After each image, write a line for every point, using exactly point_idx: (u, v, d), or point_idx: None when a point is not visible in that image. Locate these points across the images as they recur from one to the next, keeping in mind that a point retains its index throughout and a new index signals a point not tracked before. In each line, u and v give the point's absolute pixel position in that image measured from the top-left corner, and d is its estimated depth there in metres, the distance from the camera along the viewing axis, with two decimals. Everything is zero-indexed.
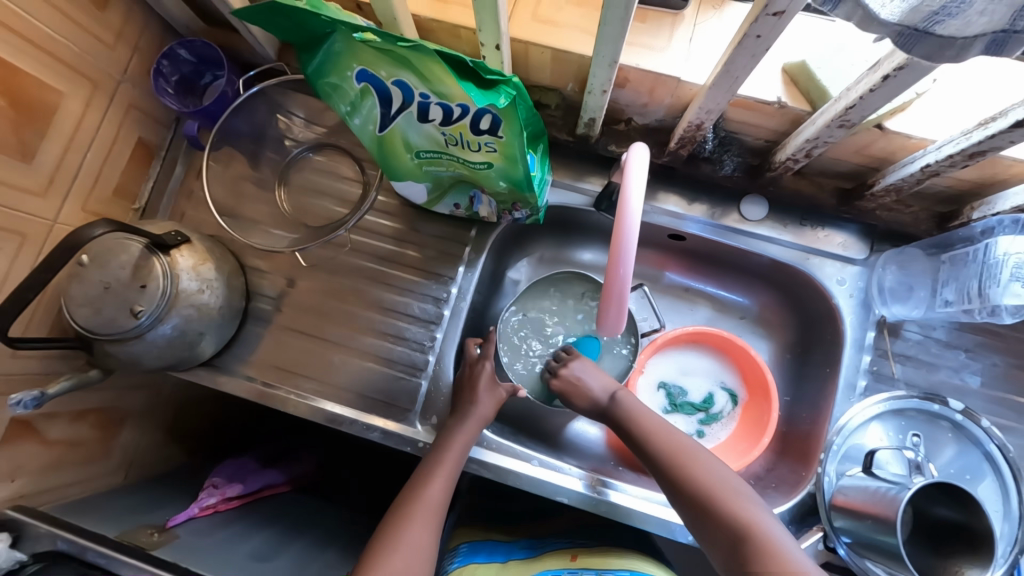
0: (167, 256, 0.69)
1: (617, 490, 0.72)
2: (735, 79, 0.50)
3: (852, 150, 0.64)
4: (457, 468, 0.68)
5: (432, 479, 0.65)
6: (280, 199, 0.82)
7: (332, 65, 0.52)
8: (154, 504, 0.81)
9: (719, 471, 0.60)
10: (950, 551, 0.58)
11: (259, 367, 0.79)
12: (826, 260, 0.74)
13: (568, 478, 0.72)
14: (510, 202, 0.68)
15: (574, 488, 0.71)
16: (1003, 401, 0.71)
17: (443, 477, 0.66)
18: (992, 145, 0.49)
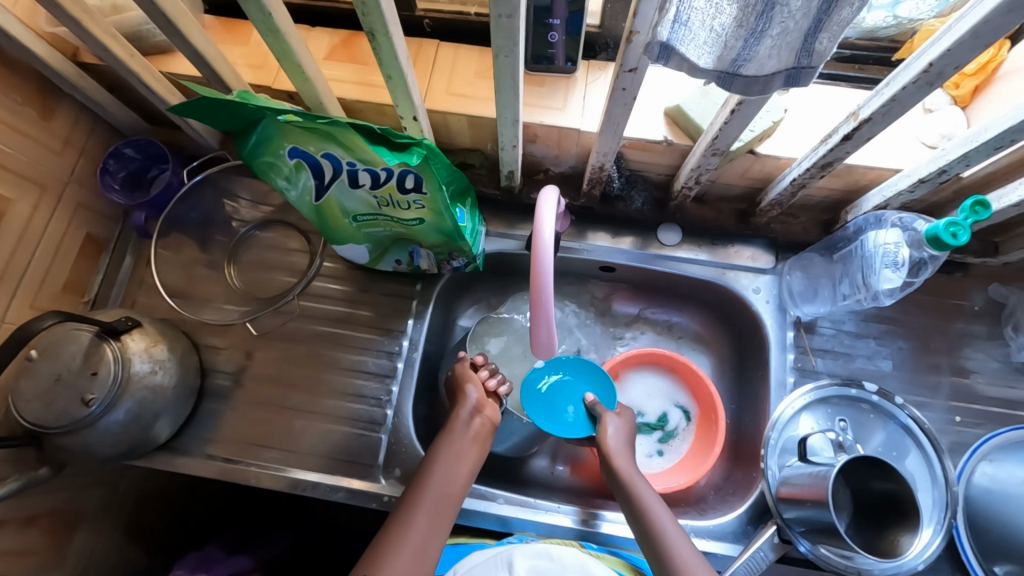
0: (119, 341, 0.71)
1: (609, 520, 0.73)
2: (617, 125, 0.59)
3: (738, 174, 0.73)
4: (458, 471, 0.63)
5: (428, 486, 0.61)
6: (230, 277, 0.86)
7: (266, 146, 0.58)
8: None
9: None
10: (890, 524, 0.62)
11: (219, 444, 0.79)
12: (740, 273, 0.82)
13: (558, 517, 0.73)
14: (447, 251, 0.75)
15: (565, 525, 0.73)
16: (916, 379, 0.78)
17: (437, 482, 0.62)
18: (835, 156, 0.59)
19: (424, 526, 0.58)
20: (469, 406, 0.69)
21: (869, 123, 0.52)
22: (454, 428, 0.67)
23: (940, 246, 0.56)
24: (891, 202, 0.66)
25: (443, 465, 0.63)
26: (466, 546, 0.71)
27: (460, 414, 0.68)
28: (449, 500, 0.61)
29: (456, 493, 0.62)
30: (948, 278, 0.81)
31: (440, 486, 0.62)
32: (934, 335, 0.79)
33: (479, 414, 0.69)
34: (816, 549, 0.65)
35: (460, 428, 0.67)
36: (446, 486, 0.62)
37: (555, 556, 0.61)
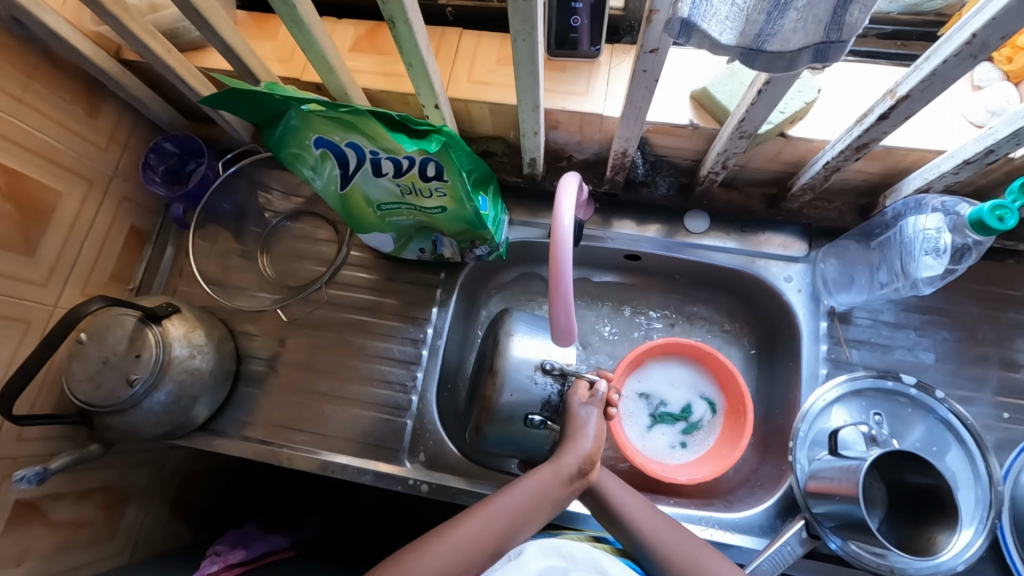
0: (160, 326, 0.74)
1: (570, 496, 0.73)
2: (639, 109, 0.58)
3: (768, 158, 0.71)
4: (525, 506, 0.63)
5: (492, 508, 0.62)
6: (263, 265, 0.89)
7: (292, 137, 0.60)
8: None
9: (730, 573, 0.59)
10: (926, 521, 0.60)
11: (254, 425, 0.83)
12: (771, 261, 0.79)
13: None
14: (470, 240, 0.75)
15: None
16: (960, 372, 0.74)
17: (504, 510, 0.62)
18: (871, 137, 0.56)
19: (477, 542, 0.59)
20: (579, 462, 0.66)
21: (906, 101, 0.50)
22: (549, 472, 0.65)
23: (983, 231, 0.52)
24: (932, 185, 0.62)
25: (522, 500, 0.62)
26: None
27: (564, 466, 0.65)
28: (511, 529, 0.61)
29: (520, 525, 0.62)
30: (997, 265, 0.76)
31: (508, 514, 0.61)
32: (979, 326, 0.75)
33: (580, 468, 0.66)
34: (847, 545, 0.63)
35: (556, 475, 0.65)
36: (512, 517, 0.62)
37: (566, 552, 0.57)
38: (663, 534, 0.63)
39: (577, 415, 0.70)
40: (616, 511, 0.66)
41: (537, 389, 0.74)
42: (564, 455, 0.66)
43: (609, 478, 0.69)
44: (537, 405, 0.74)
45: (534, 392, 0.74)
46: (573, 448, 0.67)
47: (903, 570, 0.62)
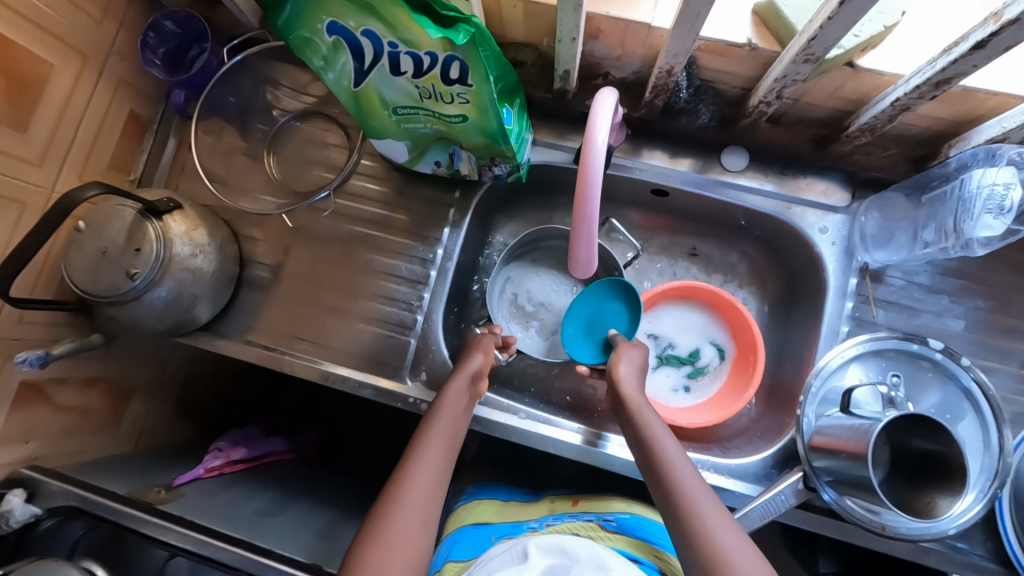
0: (160, 221, 0.71)
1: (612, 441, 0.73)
2: (696, 17, 0.51)
3: (826, 93, 0.64)
4: (456, 426, 0.65)
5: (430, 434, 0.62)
6: (269, 167, 0.84)
7: (302, 20, 0.53)
8: (165, 467, 0.83)
9: (741, 542, 0.50)
10: (927, 484, 0.60)
11: (257, 332, 0.82)
12: (807, 209, 0.74)
13: (566, 433, 0.73)
14: (489, 156, 0.70)
15: (571, 441, 0.73)
16: (988, 343, 0.71)
17: (442, 434, 0.63)
18: (956, 71, 0.49)
19: (427, 482, 0.58)
20: (469, 371, 0.70)
21: (1012, 28, 0.43)
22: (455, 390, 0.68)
23: None
24: (1009, 135, 0.56)
25: (445, 424, 0.64)
26: (486, 527, 0.71)
27: (461, 377, 0.69)
28: (448, 458, 0.62)
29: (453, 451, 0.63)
30: None
31: (441, 441, 0.62)
32: (1018, 298, 0.71)
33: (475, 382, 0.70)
34: (842, 500, 0.63)
35: (463, 388, 0.68)
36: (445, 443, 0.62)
37: (569, 551, 0.55)
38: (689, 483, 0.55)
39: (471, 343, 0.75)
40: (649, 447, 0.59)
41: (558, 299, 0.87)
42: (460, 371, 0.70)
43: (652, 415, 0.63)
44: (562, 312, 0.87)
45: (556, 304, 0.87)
46: (468, 368, 0.70)
47: (895, 529, 0.62)
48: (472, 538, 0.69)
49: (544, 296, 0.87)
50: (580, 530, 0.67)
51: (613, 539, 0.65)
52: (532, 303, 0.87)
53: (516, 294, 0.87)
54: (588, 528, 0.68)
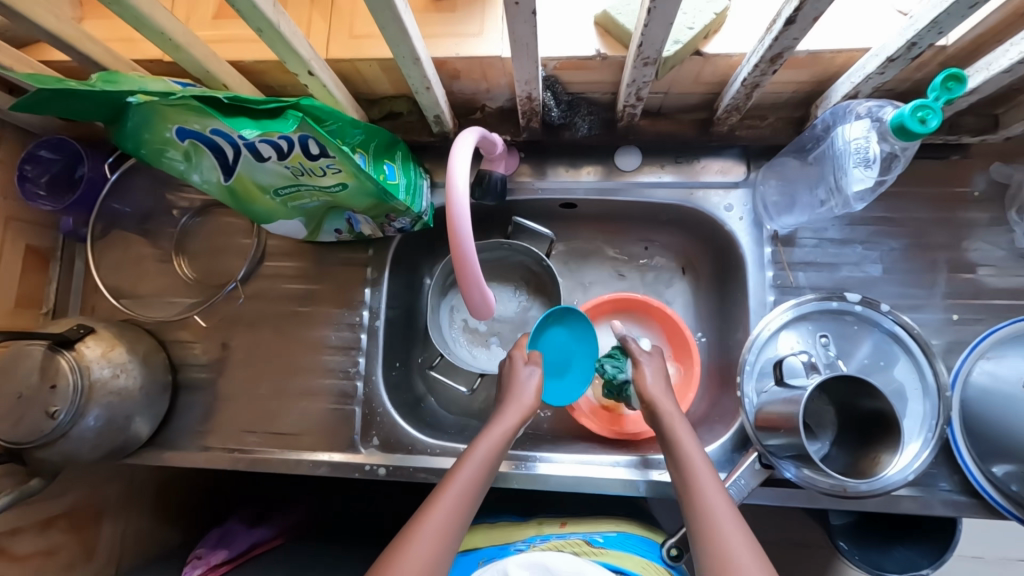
0: (73, 351, 0.70)
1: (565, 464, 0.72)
2: (528, 46, 0.51)
3: (690, 81, 0.65)
4: (488, 468, 0.58)
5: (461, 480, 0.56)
6: (180, 267, 0.83)
7: (148, 133, 0.53)
8: None
9: None
10: (872, 442, 0.59)
11: (205, 433, 0.80)
12: (709, 190, 0.75)
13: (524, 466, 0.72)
14: (384, 214, 0.69)
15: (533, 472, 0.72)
16: (909, 281, 0.72)
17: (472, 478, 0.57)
18: (783, 46, 0.50)
19: (455, 515, 0.54)
20: (517, 411, 0.63)
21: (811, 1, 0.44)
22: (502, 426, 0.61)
23: (906, 136, 0.47)
24: (860, 89, 0.57)
25: (484, 457, 0.59)
26: (474, 552, 0.72)
27: (507, 419, 0.62)
28: (483, 490, 0.57)
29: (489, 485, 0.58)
30: (943, 164, 0.72)
31: (476, 475, 0.57)
32: (927, 230, 0.72)
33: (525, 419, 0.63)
34: (802, 472, 0.62)
35: (503, 428, 0.61)
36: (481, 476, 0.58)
37: (549, 565, 0.58)
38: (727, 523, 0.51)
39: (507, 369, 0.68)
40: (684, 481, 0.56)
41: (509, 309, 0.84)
42: (508, 409, 0.63)
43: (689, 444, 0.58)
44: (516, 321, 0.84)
45: (509, 313, 0.84)
46: (518, 402, 0.63)
47: (855, 489, 0.62)
48: (461, 565, 0.70)
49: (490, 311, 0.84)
50: (566, 547, 0.67)
51: (600, 555, 0.65)
52: (484, 322, 0.84)
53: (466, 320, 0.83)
54: (575, 544, 0.68)
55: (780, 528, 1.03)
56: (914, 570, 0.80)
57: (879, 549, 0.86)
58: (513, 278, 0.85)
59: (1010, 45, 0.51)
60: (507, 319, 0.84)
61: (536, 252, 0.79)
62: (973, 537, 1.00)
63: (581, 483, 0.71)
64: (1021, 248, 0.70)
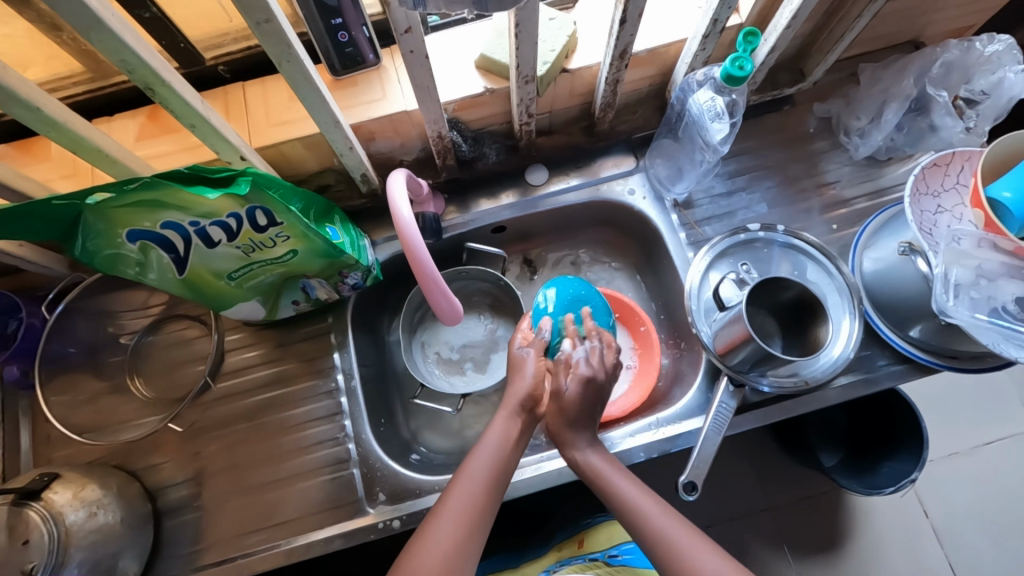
0: (42, 500, 0.66)
1: (549, 459, 0.75)
2: (428, 89, 0.61)
3: (566, 95, 0.78)
4: (499, 456, 0.63)
5: (473, 474, 0.61)
6: (137, 388, 0.82)
7: (99, 242, 0.56)
8: None
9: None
10: (811, 327, 0.69)
11: (201, 552, 0.75)
12: (612, 182, 0.87)
13: (519, 471, 0.75)
14: (336, 272, 0.74)
15: (528, 475, 0.74)
16: (792, 209, 0.85)
17: (482, 470, 0.61)
18: (625, 44, 0.64)
19: (472, 510, 0.58)
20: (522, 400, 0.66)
21: (631, 2, 0.57)
22: (506, 420, 0.65)
23: (736, 82, 0.61)
24: (693, 67, 0.72)
25: (491, 454, 0.63)
26: None
27: (512, 398, 0.67)
28: (495, 483, 0.61)
29: (500, 478, 0.62)
30: (780, 114, 0.89)
31: (487, 467, 0.62)
32: (788, 166, 0.87)
33: (521, 410, 0.66)
34: (772, 379, 0.72)
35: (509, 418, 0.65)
36: (492, 469, 0.62)
37: None
38: (673, 531, 0.57)
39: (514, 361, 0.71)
40: (609, 500, 0.62)
41: (476, 331, 0.89)
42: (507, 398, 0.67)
43: (619, 475, 0.63)
44: (482, 341, 0.89)
45: (475, 335, 0.89)
46: (523, 384, 0.68)
47: (814, 378, 0.72)
48: None
49: (461, 338, 0.89)
50: (588, 569, 0.72)
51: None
52: (456, 351, 0.88)
53: (438, 351, 0.88)
54: (595, 567, 0.73)
55: (781, 473, 1.08)
56: (905, 477, 0.89)
57: (871, 471, 0.95)
58: (477, 297, 0.91)
59: (782, 9, 0.67)
60: (478, 343, 0.89)
61: (493, 273, 0.86)
62: (938, 430, 1.11)
63: None
64: (860, 160, 0.86)
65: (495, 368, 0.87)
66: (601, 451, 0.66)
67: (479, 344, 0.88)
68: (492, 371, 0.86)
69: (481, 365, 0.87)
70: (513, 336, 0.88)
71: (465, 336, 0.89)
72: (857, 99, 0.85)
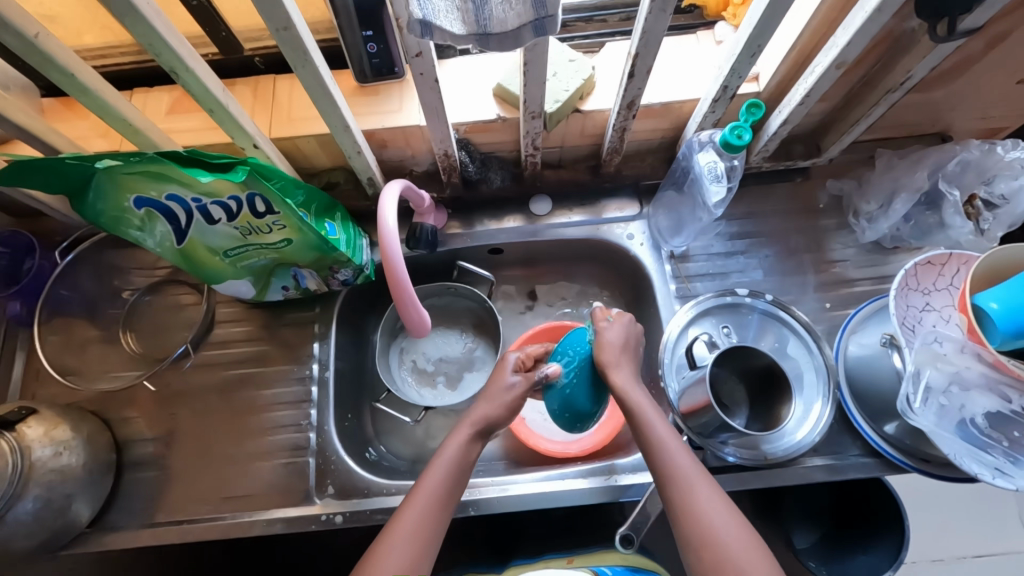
0: (13, 431, 0.69)
1: (502, 486, 0.76)
2: (437, 110, 0.64)
3: (578, 134, 0.80)
4: (456, 475, 0.62)
5: (428, 490, 0.61)
6: (127, 343, 0.86)
7: (106, 203, 0.60)
8: None
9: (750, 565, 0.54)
10: (777, 402, 0.68)
11: (154, 510, 0.78)
12: (613, 224, 0.88)
13: (469, 492, 0.75)
14: (327, 266, 0.77)
15: (478, 497, 0.75)
16: (787, 280, 0.84)
17: (438, 487, 0.61)
18: (632, 96, 0.65)
19: (424, 534, 0.59)
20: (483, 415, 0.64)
21: (639, 58, 0.58)
22: (462, 435, 0.64)
23: (734, 150, 0.62)
24: (701, 126, 0.73)
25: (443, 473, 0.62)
26: None
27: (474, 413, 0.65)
28: (449, 499, 0.62)
29: (456, 493, 0.62)
30: (791, 185, 0.89)
31: (442, 484, 0.61)
32: (791, 238, 0.87)
33: (484, 426, 0.64)
34: (737, 450, 0.71)
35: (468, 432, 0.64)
36: (446, 486, 0.62)
37: None
38: (692, 482, 0.58)
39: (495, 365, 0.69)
40: (653, 448, 0.60)
41: (456, 348, 0.91)
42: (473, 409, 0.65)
43: (653, 412, 0.62)
44: (460, 359, 0.90)
45: (454, 351, 0.90)
46: (487, 400, 0.65)
47: (774, 455, 0.71)
48: None
49: (439, 351, 0.90)
50: None
51: None
52: (431, 363, 0.90)
53: (414, 360, 0.90)
54: None
55: None
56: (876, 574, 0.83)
57: (843, 560, 0.90)
58: (463, 314, 0.93)
59: (797, 85, 0.68)
60: (454, 359, 0.90)
61: (480, 295, 0.89)
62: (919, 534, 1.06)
63: (534, 502, 0.75)
64: (865, 244, 0.85)
65: (466, 386, 0.88)
66: (641, 387, 0.65)
67: (456, 362, 0.90)
68: (460, 390, 0.87)
69: (453, 382, 0.89)
70: (490, 359, 0.90)
71: (443, 350, 0.90)
72: (870, 183, 0.84)
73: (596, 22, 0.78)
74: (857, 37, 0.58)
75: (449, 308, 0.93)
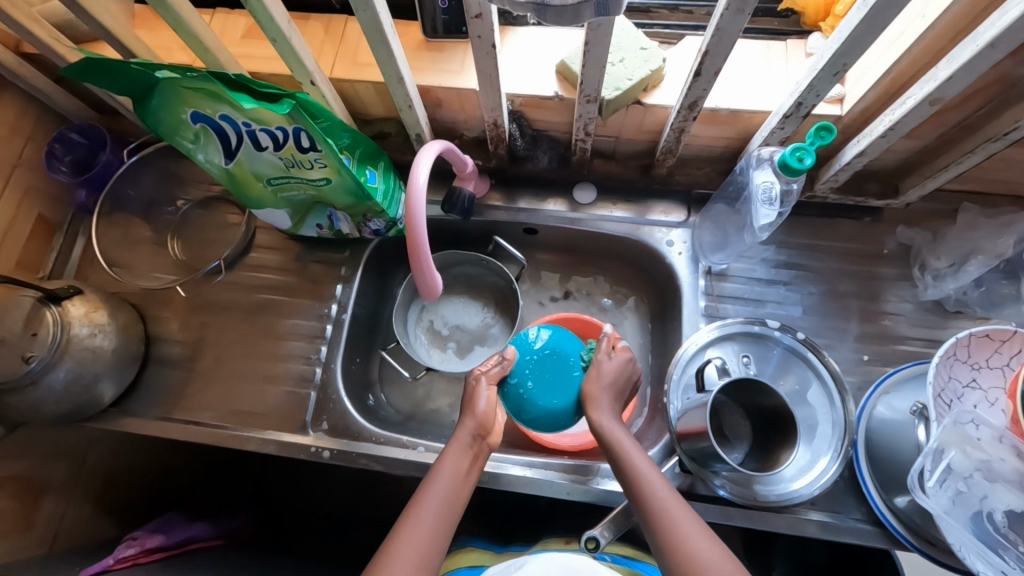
0: (59, 306, 0.75)
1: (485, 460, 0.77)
2: (491, 77, 0.63)
3: (636, 127, 0.77)
4: (451, 492, 0.59)
5: (422, 504, 0.57)
6: (173, 250, 0.92)
7: (165, 112, 0.63)
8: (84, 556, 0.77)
9: None
10: (777, 446, 0.65)
11: (168, 405, 0.84)
12: (654, 227, 0.84)
13: None
14: (361, 213, 0.78)
15: None
16: (827, 323, 0.79)
17: (431, 503, 0.57)
18: (695, 96, 0.62)
19: (424, 552, 0.54)
20: (473, 429, 0.63)
21: (708, 57, 0.55)
22: (455, 452, 0.61)
23: (791, 172, 0.58)
24: (768, 141, 0.68)
25: (443, 492, 0.58)
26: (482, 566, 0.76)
27: (461, 436, 0.63)
28: (446, 520, 0.57)
29: (452, 515, 0.58)
30: (856, 223, 0.82)
31: (435, 504, 0.57)
32: (843, 279, 0.80)
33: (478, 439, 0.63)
34: (729, 486, 0.68)
35: (455, 451, 0.61)
36: (442, 506, 0.58)
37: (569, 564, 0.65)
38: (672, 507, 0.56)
39: (467, 388, 0.67)
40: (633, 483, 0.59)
41: (475, 320, 0.91)
42: (459, 430, 0.63)
43: (632, 448, 0.62)
44: (476, 331, 0.91)
45: (473, 322, 0.91)
46: (470, 419, 0.64)
47: (766, 498, 0.68)
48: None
49: (457, 318, 0.91)
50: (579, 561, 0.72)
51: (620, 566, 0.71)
52: (447, 327, 0.91)
53: (432, 321, 0.91)
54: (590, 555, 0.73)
55: None
56: None
57: None
58: (486, 288, 0.93)
59: (883, 116, 0.62)
60: (469, 329, 0.91)
61: (508, 274, 0.88)
62: None
63: (515, 484, 0.75)
64: (925, 302, 0.78)
65: (474, 358, 0.89)
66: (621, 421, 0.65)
67: (471, 334, 0.90)
68: (468, 360, 0.88)
69: (463, 352, 0.89)
70: (503, 338, 0.89)
71: (462, 319, 0.91)
72: (946, 238, 0.77)
73: (680, 12, 0.74)
74: (960, 74, 0.52)
75: (475, 279, 0.93)
